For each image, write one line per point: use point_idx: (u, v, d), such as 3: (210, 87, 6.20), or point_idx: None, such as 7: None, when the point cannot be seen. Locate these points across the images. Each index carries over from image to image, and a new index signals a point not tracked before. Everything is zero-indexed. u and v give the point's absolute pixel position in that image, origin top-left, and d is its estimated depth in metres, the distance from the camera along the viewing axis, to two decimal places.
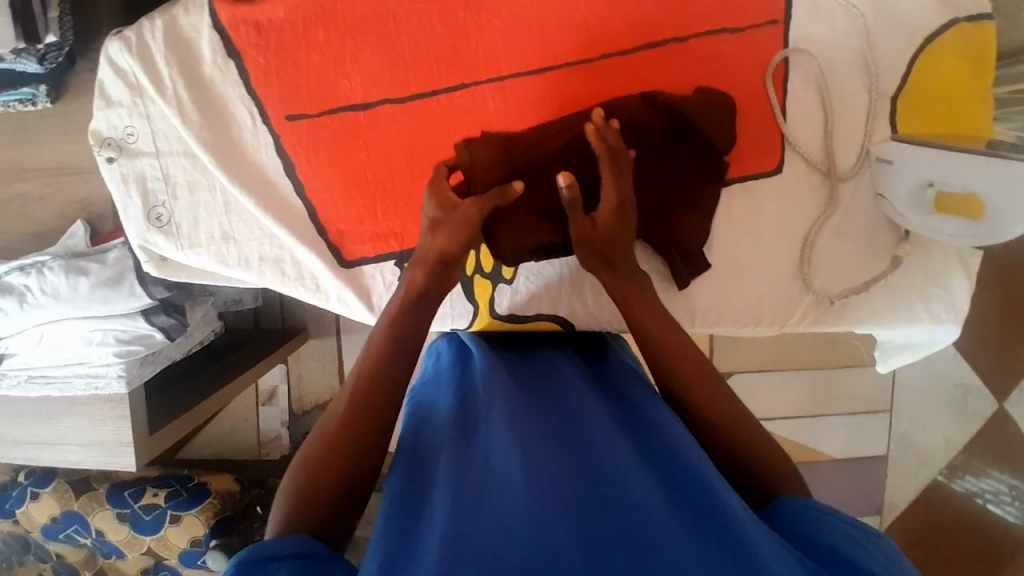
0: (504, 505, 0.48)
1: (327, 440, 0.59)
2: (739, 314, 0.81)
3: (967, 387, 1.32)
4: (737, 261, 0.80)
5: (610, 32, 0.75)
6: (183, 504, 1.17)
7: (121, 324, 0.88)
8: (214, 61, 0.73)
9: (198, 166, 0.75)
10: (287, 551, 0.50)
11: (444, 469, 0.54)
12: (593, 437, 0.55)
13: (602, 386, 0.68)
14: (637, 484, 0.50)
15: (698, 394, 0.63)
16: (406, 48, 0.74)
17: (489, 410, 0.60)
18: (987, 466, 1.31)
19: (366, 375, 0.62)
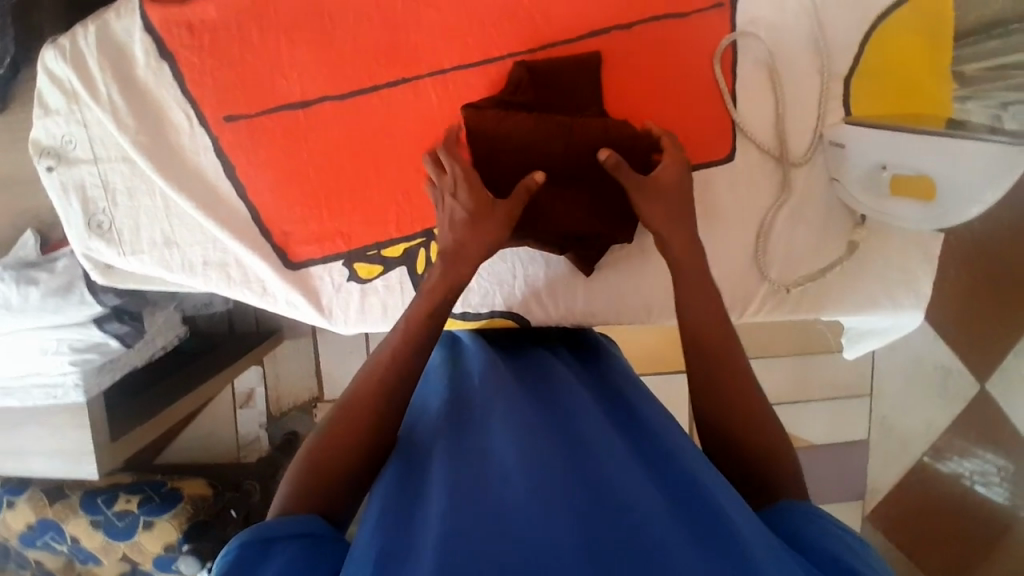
0: (504, 504, 0.46)
1: (313, 447, 0.57)
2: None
3: (948, 369, 1.30)
4: (731, 248, 0.78)
5: (554, 21, 0.73)
6: (155, 509, 1.18)
7: (75, 333, 0.86)
8: (148, 64, 0.71)
9: (137, 172, 0.74)
10: (292, 530, 0.50)
11: (439, 468, 0.52)
12: (593, 437, 0.54)
13: (596, 390, 0.67)
14: (636, 486, 0.48)
15: (724, 375, 0.61)
16: (343, 44, 0.72)
17: (485, 407, 0.59)
18: (972, 445, 1.27)
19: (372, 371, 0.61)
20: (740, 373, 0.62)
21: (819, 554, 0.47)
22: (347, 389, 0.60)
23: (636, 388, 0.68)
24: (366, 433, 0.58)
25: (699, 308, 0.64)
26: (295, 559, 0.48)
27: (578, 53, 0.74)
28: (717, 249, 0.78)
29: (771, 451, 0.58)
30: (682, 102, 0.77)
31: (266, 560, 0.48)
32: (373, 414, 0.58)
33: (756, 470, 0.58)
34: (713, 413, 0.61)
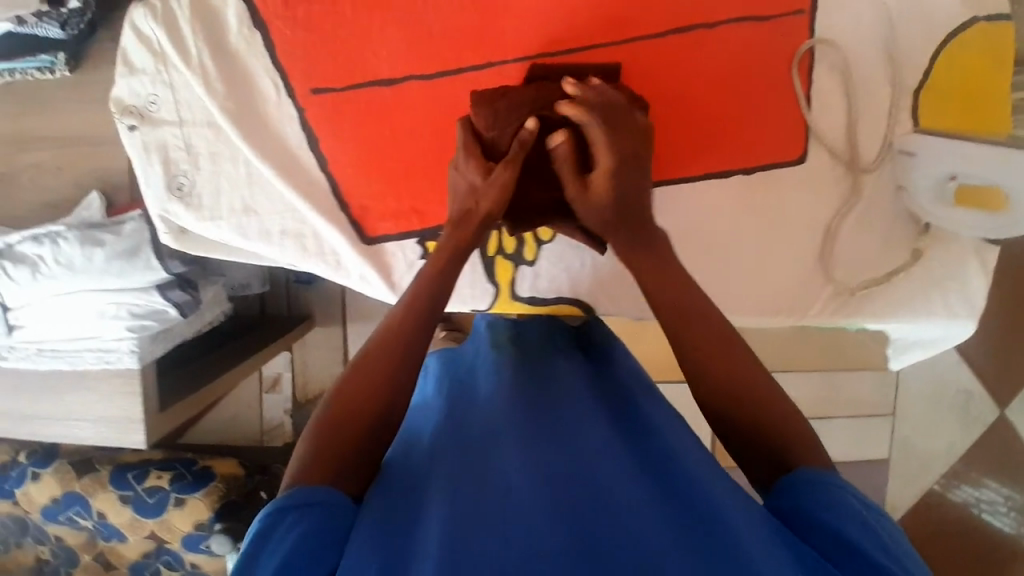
0: (504, 516, 0.48)
1: (324, 419, 0.56)
2: (757, 299, 0.82)
3: (970, 394, 1.31)
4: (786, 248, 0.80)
5: (641, 14, 0.75)
6: (189, 486, 1.18)
7: (134, 297, 0.86)
8: (239, 31, 0.72)
9: (221, 138, 0.75)
10: (304, 498, 0.51)
11: (442, 479, 0.54)
12: (593, 448, 0.56)
13: (601, 388, 0.69)
14: (630, 498, 0.51)
15: (724, 378, 0.60)
16: (434, 25, 0.73)
17: (486, 418, 0.61)
18: (983, 476, 1.31)
19: (380, 343, 0.59)
20: (750, 369, 0.60)
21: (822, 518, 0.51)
22: (348, 369, 0.59)
23: (641, 390, 0.69)
24: (377, 412, 0.56)
25: (692, 308, 0.62)
26: (303, 534, 0.49)
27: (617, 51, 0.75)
28: (775, 248, 0.80)
29: (785, 438, 0.57)
30: (758, 102, 0.77)
31: (275, 534, 0.49)
32: (385, 385, 0.57)
33: (769, 453, 0.57)
34: (716, 404, 0.60)
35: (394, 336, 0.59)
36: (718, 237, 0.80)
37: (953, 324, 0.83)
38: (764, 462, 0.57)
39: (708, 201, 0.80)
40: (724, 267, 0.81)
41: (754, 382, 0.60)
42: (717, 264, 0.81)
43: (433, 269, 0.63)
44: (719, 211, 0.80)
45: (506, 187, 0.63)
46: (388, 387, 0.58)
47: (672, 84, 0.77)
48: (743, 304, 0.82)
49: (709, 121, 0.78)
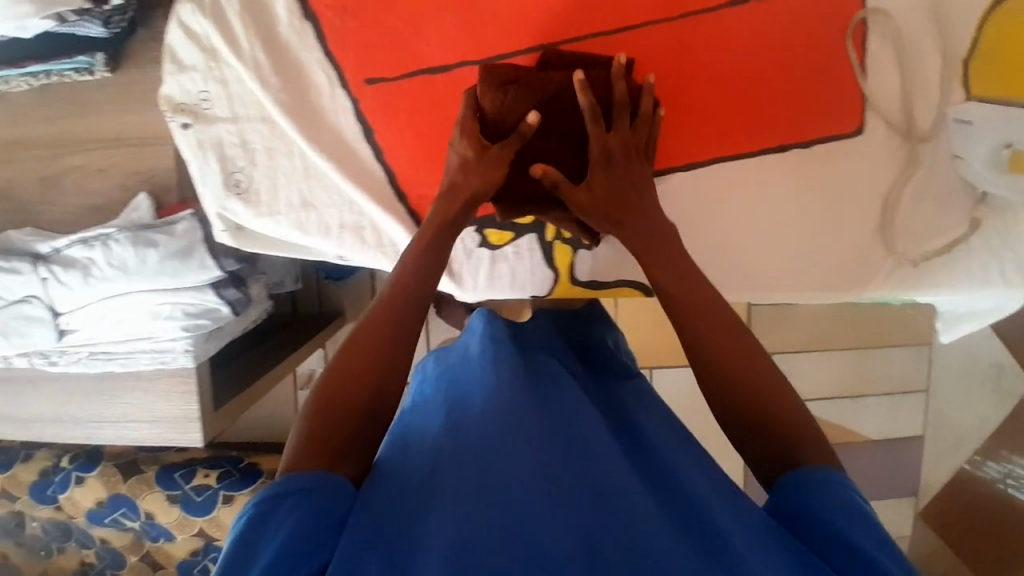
0: (510, 516, 0.47)
1: (321, 394, 0.55)
2: (819, 277, 0.82)
3: (1001, 367, 1.27)
4: (839, 222, 0.80)
5: None
6: (236, 484, 1.17)
7: (190, 298, 0.86)
8: (290, 24, 0.71)
9: (276, 133, 0.74)
10: (301, 484, 0.49)
11: (443, 469, 0.52)
12: (597, 450, 0.55)
13: (592, 393, 0.67)
14: (635, 505, 0.50)
15: (732, 362, 0.57)
16: (486, 9, 0.72)
17: (485, 403, 0.59)
18: (1010, 452, 1.26)
19: (374, 326, 0.58)
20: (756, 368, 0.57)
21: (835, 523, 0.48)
22: (336, 355, 0.57)
23: (635, 396, 0.68)
24: (370, 400, 0.55)
25: (689, 306, 0.60)
26: (300, 522, 0.47)
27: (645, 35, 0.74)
28: (830, 223, 0.80)
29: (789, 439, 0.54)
30: (812, 73, 0.77)
31: (270, 521, 0.47)
32: (385, 367, 0.56)
33: (773, 450, 0.54)
34: (723, 397, 0.57)
35: (388, 325, 0.58)
36: (774, 215, 0.80)
37: (1009, 292, 0.82)
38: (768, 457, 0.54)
39: (730, 183, 0.80)
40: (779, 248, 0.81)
41: (760, 386, 0.56)
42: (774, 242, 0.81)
43: (422, 243, 0.63)
44: (758, 193, 0.80)
45: (503, 167, 0.64)
46: (384, 379, 0.56)
47: (725, 60, 0.76)
48: (801, 281, 0.83)
49: (764, 96, 0.77)
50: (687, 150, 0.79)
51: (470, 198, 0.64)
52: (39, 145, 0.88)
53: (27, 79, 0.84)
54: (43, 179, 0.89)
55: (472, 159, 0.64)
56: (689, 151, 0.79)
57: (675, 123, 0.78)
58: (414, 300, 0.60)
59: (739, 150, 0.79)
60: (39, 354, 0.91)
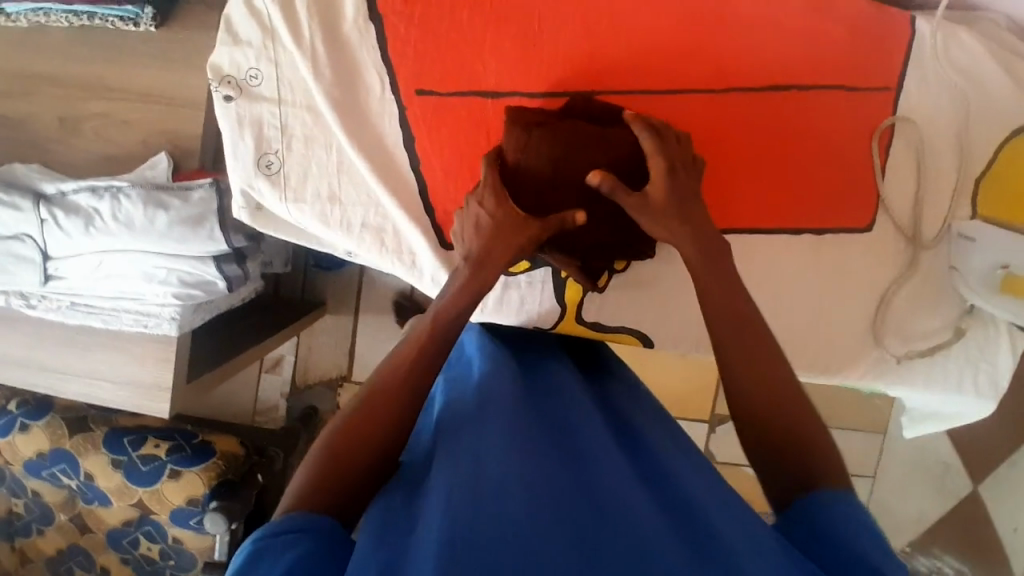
0: (504, 508, 0.49)
1: (329, 445, 0.57)
2: (818, 355, 0.85)
3: (948, 466, 1.32)
4: (837, 308, 0.83)
5: (743, 67, 0.77)
6: (185, 459, 1.14)
7: (190, 266, 0.84)
8: (355, 22, 0.73)
9: (319, 123, 0.75)
10: (292, 526, 0.50)
11: (441, 463, 0.54)
12: (601, 460, 0.57)
13: (598, 402, 0.70)
14: (633, 507, 0.52)
15: (778, 398, 0.61)
16: (544, 47, 0.75)
17: (489, 402, 0.61)
18: (942, 551, 1.30)
19: (384, 386, 0.60)
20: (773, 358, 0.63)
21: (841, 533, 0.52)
22: (341, 414, 0.59)
23: (641, 409, 0.71)
24: (381, 436, 0.58)
25: (716, 305, 0.64)
26: (304, 554, 0.48)
27: (678, 101, 0.78)
28: (829, 305, 0.83)
29: (815, 446, 0.59)
30: (839, 166, 0.80)
31: (269, 556, 0.48)
32: (392, 415, 0.59)
33: (790, 465, 0.59)
34: (756, 424, 0.61)
35: (393, 382, 0.60)
36: (784, 287, 0.83)
37: (973, 400, 0.87)
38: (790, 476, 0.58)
39: (747, 252, 0.82)
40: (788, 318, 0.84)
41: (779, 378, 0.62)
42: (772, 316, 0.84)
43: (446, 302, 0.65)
44: (764, 258, 0.82)
45: (527, 232, 0.65)
46: (389, 433, 0.58)
47: (759, 139, 0.79)
48: (802, 356, 0.85)
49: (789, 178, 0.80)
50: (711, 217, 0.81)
51: (501, 263, 0.65)
52: (66, 84, 0.87)
53: (68, 17, 0.84)
54: (62, 120, 0.88)
55: (499, 221, 0.65)
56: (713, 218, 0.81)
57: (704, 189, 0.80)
58: (427, 360, 0.62)
59: (758, 226, 0.81)
60: (17, 295, 0.88)
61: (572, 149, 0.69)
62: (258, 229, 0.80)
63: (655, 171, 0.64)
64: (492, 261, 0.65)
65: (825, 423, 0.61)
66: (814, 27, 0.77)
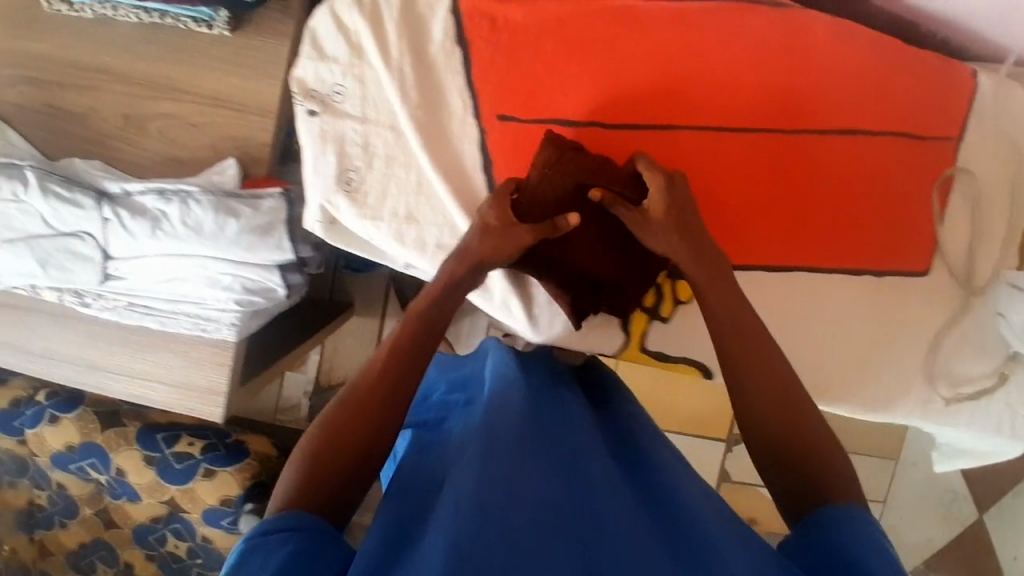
0: (508, 518, 0.53)
1: (321, 438, 0.62)
2: (875, 396, 0.87)
3: (956, 494, 1.31)
4: (885, 347, 0.85)
5: (815, 111, 0.78)
6: (220, 458, 1.13)
7: (254, 274, 0.84)
8: (443, 44, 0.74)
9: (400, 142, 0.75)
10: (281, 525, 0.54)
11: (456, 474, 0.58)
12: (599, 476, 0.61)
13: (603, 421, 0.74)
14: (627, 523, 0.57)
15: (775, 419, 0.65)
16: (624, 81, 0.76)
17: (500, 416, 0.66)
18: None
19: (370, 383, 0.65)
20: (768, 359, 0.67)
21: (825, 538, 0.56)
22: (326, 412, 0.64)
23: (647, 429, 0.74)
24: (370, 432, 0.63)
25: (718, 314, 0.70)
26: (294, 550, 0.52)
27: (751, 140, 0.79)
28: (878, 344, 0.85)
29: (814, 448, 0.64)
30: (900, 211, 0.81)
31: (261, 552, 0.52)
32: (376, 411, 0.64)
33: (798, 481, 0.63)
34: (764, 441, 0.66)
35: (368, 385, 0.65)
36: (843, 325, 0.84)
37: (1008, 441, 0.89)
38: (796, 484, 0.63)
39: (806, 286, 0.83)
40: (846, 360, 0.86)
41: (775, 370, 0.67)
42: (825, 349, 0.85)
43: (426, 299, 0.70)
44: (820, 291, 0.83)
45: (516, 243, 0.70)
46: (375, 430, 0.63)
47: (804, 178, 0.80)
48: (862, 395, 0.87)
49: (851, 221, 0.81)
50: (758, 252, 0.82)
51: (484, 261, 0.71)
52: (132, 81, 0.85)
53: (137, 13, 0.83)
54: (127, 117, 0.86)
55: (494, 221, 0.70)
56: (761, 253, 0.82)
57: (768, 226, 0.81)
58: (409, 358, 0.67)
59: (809, 264, 0.82)
60: (72, 292, 0.87)
61: (595, 169, 0.71)
62: (328, 242, 0.80)
63: (653, 185, 0.69)
64: (484, 262, 0.71)
65: (840, 446, 0.64)
66: (886, 75, 0.78)
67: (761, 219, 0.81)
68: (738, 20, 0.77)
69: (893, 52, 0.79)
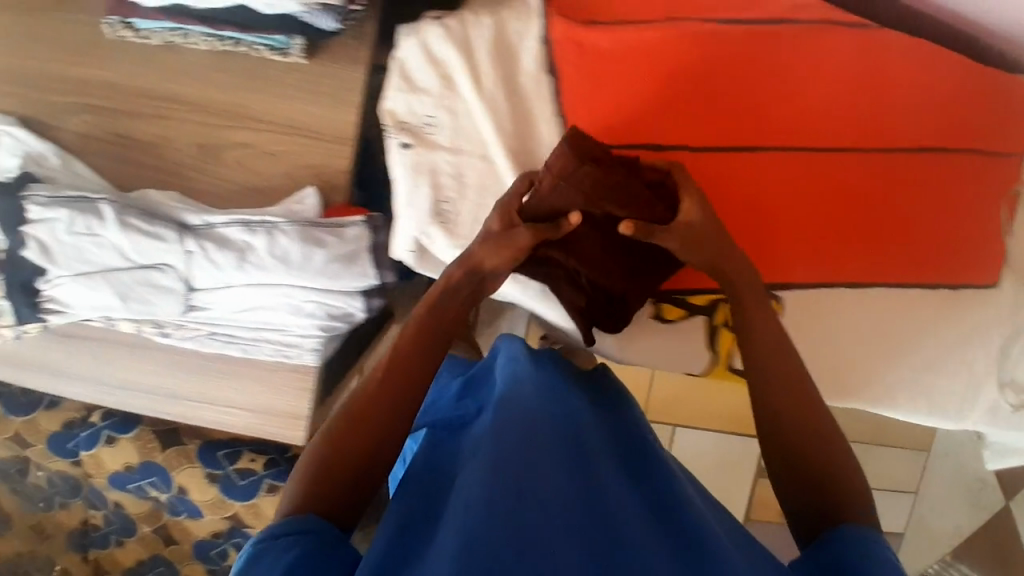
0: (526, 513, 0.51)
1: (328, 439, 0.60)
2: (923, 400, 0.86)
3: (983, 482, 1.32)
4: (927, 347, 0.84)
5: (891, 130, 0.79)
6: (282, 474, 1.14)
7: (337, 301, 0.85)
8: (534, 74, 0.76)
9: (492, 172, 0.76)
10: (290, 529, 0.52)
11: (467, 471, 0.56)
12: (605, 481, 0.59)
13: (607, 423, 0.72)
14: (635, 529, 0.55)
15: (788, 422, 0.65)
16: (710, 103, 0.77)
17: (510, 414, 0.63)
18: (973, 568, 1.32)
19: (373, 387, 0.63)
20: (787, 360, 0.68)
21: (836, 551, 0.55)
22: (336, 414, 0.62)
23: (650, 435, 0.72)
24: (377, 437, 0.61)
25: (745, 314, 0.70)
26: (301, 554, 0.50)
27: (829, 159, 0.79)
28: (920, 346, 0.84)
29: (827, 453, 0.64)
30: (971, 225, 0.82)
31: (270, 555, 0.50)
32: (382, 416, 0.62)
33: (806, 481, 0.63)
34: (778, 438, 0.65)
35: (371, 394, 0.63)
36: (888, 328, 0.83)
37: None
38: (806, 487, 0.62)
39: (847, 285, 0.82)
40: (882, 365, 0.85)
41: (783, 364, 0.68)
42: (869, 353, 0.85)
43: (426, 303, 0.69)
44: (860, 291, 0.82)
45: (517, 247, 0.66)
46: (385, 433, 0.61)
47: (846, 195, 0.80)
48: (909, 401, 0.86)
49: (923, 236, 0.81)
50: (803, 272, 0.81)
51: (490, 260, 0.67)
52: (206, 111, 0.85)
53: (210, 40, 0.82)
54: (202, 147, 0.85)
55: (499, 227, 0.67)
56: (806, 274, 0.81)
57: (847, 245, 0.81)
58: (414, 363, 0.65)
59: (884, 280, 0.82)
60: (152, 324, 0.87)
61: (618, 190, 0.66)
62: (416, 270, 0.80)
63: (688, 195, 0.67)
64: (486, 269, 0.68)
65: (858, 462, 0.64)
66: (956, 93, 0.80)
67: (840, 238, 0.81)
68: (822, 42, 0.78)
69: (964, 72, 0.80)
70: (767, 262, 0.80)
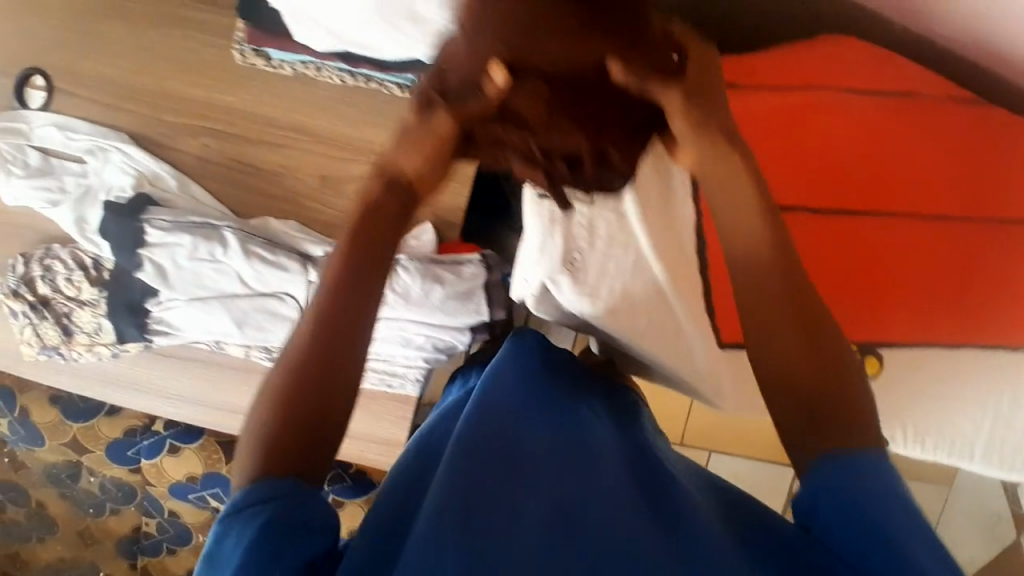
0: (505, 528, 0.45)
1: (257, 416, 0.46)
2: (995, 455, 0.87)
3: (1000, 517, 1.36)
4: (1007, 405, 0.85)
5: (1000, 202, 0.82)
6: (347, 490, 1.11)
7: (446, 336, 0.87)
8: None
9: (624, 227, 0.78)
10: (250, 500, 0.42)
11: (448, 465, 0.50)
12: (604, 483, 0.52)
13: (618, 422, 0.63)
14: (626, 532, 0.47)
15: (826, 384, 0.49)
16: (832, 170, 0.83)
17: (513, 416, 0.57)
18: None
19: (302, 341, 0.47)
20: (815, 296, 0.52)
21: (852, 503, 0.45)
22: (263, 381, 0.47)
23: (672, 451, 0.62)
24: (311, 411, 0.46)
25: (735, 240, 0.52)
26: (267, 524, 0.41)
27: (937, 225, 0.83)
28: (999, 402, 0.85)
29: (845, 401, 0.48)
30: None
31: (235, 530, 0.42)
32: (321, 381, 0.46)
33: (822, 420, 0.48)
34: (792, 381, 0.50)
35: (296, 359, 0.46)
36: (963, 379, 0.85)
37: None
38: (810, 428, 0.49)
39: (909, 327, 0.84)
40: (957, 417, 0.86)
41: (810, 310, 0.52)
42: (945, 406, 0.86)
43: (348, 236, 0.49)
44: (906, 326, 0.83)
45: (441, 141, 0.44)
46: (320, 402, 0.46)
47: (931, 254, 0.82)
48: (983, 454, 0.87)
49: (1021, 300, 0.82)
50: (899, 331, 0.84)
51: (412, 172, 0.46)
52: (328, 143, 0.86)
53: (341, 75, 0.84)
54: (323, 178, 0.87)
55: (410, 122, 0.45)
56: (903, 333, 0.84)
57: (942, 305, 0.83)
58: (349, 300, 0.47)
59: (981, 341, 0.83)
60: (259, 348, 0.88)
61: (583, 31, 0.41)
62: (530, 309, 0.83)
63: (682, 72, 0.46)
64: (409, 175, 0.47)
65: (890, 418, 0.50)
66: None
67: (940, 300, 0.83)
68: (936, 118, 0.84)
69: None
70: (863, 319, 0.83)
